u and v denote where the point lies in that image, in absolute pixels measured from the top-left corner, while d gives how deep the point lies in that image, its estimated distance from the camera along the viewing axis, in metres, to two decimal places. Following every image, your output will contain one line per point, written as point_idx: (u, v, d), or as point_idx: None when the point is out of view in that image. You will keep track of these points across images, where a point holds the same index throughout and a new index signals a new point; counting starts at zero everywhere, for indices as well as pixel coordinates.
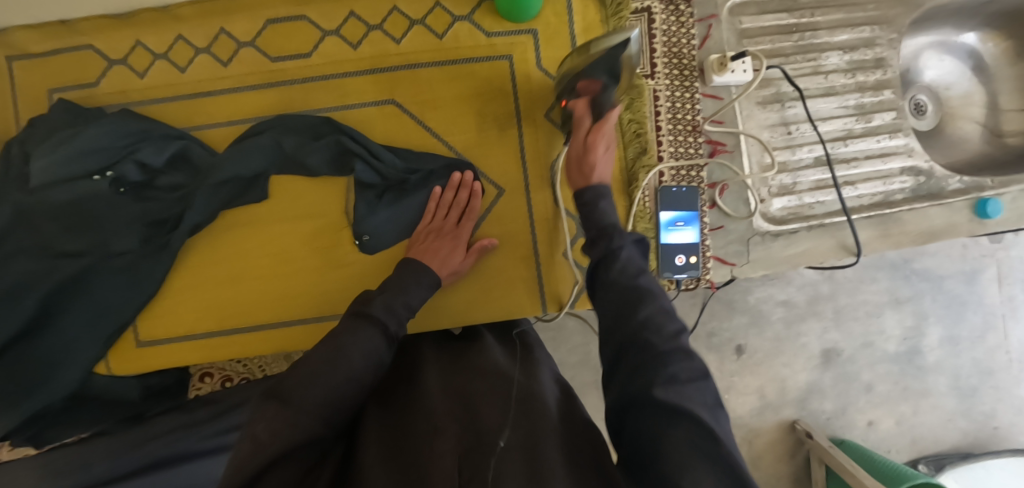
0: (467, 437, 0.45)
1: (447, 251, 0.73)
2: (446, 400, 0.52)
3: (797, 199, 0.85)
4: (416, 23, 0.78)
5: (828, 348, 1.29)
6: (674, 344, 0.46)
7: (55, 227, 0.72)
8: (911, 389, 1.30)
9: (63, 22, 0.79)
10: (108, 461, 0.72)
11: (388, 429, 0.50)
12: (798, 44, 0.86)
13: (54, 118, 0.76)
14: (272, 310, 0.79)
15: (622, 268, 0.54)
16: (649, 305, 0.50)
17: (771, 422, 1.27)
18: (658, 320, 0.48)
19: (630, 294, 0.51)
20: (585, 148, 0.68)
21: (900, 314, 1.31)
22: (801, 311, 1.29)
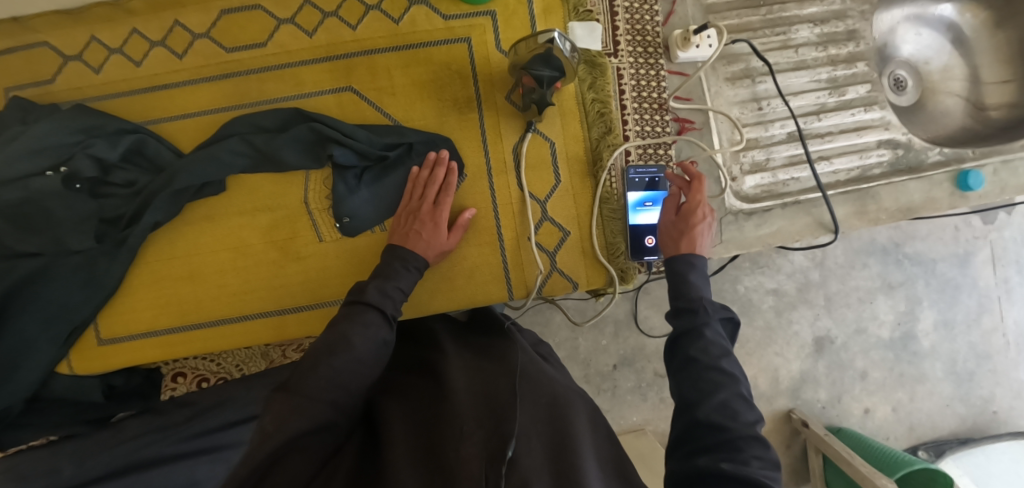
0: (493, 437, 0.43)
1: (430, 232, 0.70)
2: (469, 398, 0.50)
3: (771, 176, 0.83)
4: (372, 8, 0.77)
5: (820, 336, 1.26)
6: (752, 433, 0.47)
7: (10, 227, 0.71)
8: (906, 376, 1.27)
9: (15, 18, 0.77)
10: (76, 465, 0.71)
11: (413, 425, 0.49)
12: (766, 18, 0.84)
13: (8, 117, 0.75)
14: (232, 306, 0.77)
15: (705, 347, 0.54)
16: (727, 389, 0.51)
17: (765, 413, 1.24)
18: (734, 406, 0.50)
19: (708, 375, 0.51)
20: (679, 221, 0.67)
21: (892, 299, 1.28)
22: (791, 299, 1.26)
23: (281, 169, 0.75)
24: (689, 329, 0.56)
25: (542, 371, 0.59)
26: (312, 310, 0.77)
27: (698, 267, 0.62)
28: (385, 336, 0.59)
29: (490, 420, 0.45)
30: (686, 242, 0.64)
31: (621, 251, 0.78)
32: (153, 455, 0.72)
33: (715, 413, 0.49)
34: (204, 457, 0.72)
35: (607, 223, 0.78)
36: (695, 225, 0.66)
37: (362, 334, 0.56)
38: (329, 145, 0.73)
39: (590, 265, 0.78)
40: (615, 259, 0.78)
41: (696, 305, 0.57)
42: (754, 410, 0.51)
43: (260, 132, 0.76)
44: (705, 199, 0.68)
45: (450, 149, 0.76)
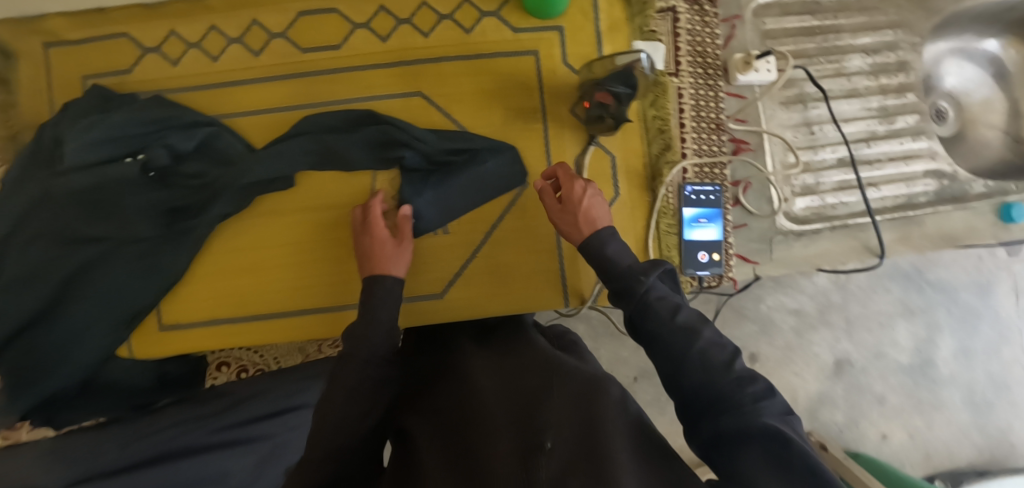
0: (527, 433, 0.43)
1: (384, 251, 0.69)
2: (500, 400, 0.51)
3: (820, 199, 0.86)
4: (445, 17, 0.80)
5: (840, 358, 1.27)
6: (734, 374, 0.48)
7: (80, 212, 0.74)
8: (924, 402, 1.28)
9: (100, 10, 0.80)
10: (115, 451, 0.69)
11: (445, 434, 0.50)
12: (820, 46, 0.87)
13: (86, 103, 0.77)
14: (292, 299, 0.79)
15: (657, 312, 0.54)
16: (701, 338, 0.51)
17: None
18: (710, 354, 0.50)
19: (674, 337, 0.52)
20: (566, 209, 0.67)
21: (913, 327, 1.29)
22: (813, 321, 1.28)
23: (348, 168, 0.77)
24: (629, 300, 0.57)
25: (572, 363, 0.60)
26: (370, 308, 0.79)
27: (610, 237, 0.63)
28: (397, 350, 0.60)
29: (518, 420, 0.46)
30: (584, 223, 0.65)
31: (674, 264, 0.80)
32: (184, 445, 0.70)
33: (696, 368, 0.49)
34: (232, 449, 0.71)
35: (664, 238, 0.80)
36: (581, 203, 0.66)
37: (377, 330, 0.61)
38: (400, 148, 0.75)
39: None
40: None
41: (626, 283, 0.58)
42: (731, 346, 0.51)
43: (330, 131, 0.77)
44: (569, 179, 0.69)
45: (512, 156, 0.77)
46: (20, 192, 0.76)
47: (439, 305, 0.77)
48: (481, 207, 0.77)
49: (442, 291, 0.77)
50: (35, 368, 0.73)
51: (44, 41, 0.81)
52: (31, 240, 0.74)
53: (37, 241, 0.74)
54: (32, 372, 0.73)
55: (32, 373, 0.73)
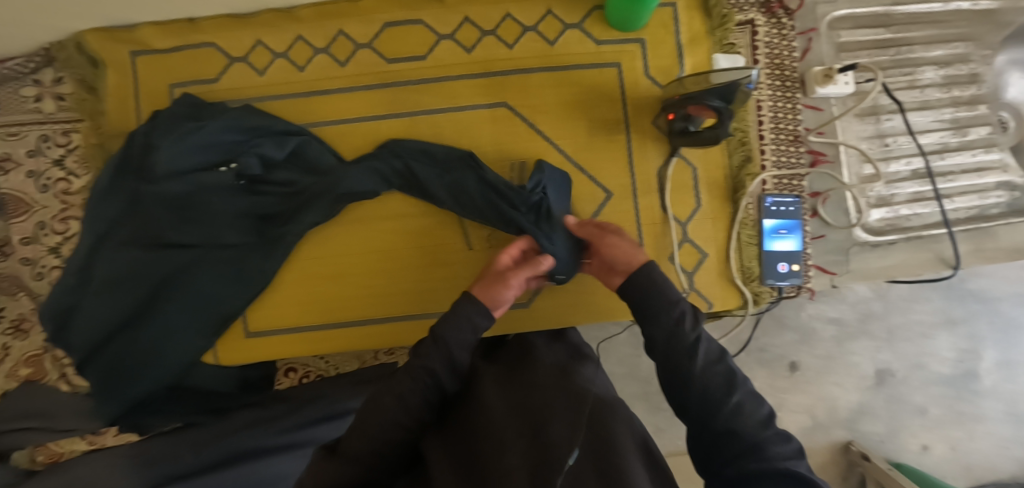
0: (534, 449, 0.45)
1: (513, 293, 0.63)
2: (507, 413, 0.53)
3: (894, 211, 0.86)
4: (529, 29, 0.81)
5: (881, 369, 1.11)
6: (767, 428, 0.49)
7: (172, 217, 0.74)
8: (965, 414, 1.10)
9: (190, 19, 0.80)
10: (194, 454, 0.73)
11: (457, 446, 0.52)
12: (894, 58, 0.87)
13: (179, 111, 0.77)
14: (377, 307, 0.79)
15: (705, 353, 0.53)
16: (739, 389, 0.51)
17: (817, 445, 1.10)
18: (745, 405, 0.50)
19: (716, 382, 0.51)
20: (602, 257, 0.63)
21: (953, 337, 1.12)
22: (853, 331, 1.11)
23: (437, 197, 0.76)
24: (670, 331, 0.54)
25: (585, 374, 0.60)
26: None
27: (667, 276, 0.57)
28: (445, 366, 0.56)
29: (532, 438, 0.47)
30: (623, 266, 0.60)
31: (754, 275, 0.80)
32: (252, 446, 0.73)
33: (733, 415, 0.50)
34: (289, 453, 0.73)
35: (744, 249, 0.81)
36: (615, 249, 0.62)
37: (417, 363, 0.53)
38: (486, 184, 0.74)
39: (725, 286, 0.81)
40: (749, 283, 0.81)
41: (661, 307, 0.55)
42: (765, 402, 0.52)
43: (428, 159, 0.77)
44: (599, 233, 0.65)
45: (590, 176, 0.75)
46: (114, 199, 0.77)
47: (525, 314, 0.78)
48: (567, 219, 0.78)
49: (528, 300, 0.78)
50: (127, 371, 0.75)
51: (129, 49, 0.81)
52: (124, 245, 0.76)
53: (129, 247, 0.75)
54: (125, 375, 0.75)
55: (124, 376, 0.75)
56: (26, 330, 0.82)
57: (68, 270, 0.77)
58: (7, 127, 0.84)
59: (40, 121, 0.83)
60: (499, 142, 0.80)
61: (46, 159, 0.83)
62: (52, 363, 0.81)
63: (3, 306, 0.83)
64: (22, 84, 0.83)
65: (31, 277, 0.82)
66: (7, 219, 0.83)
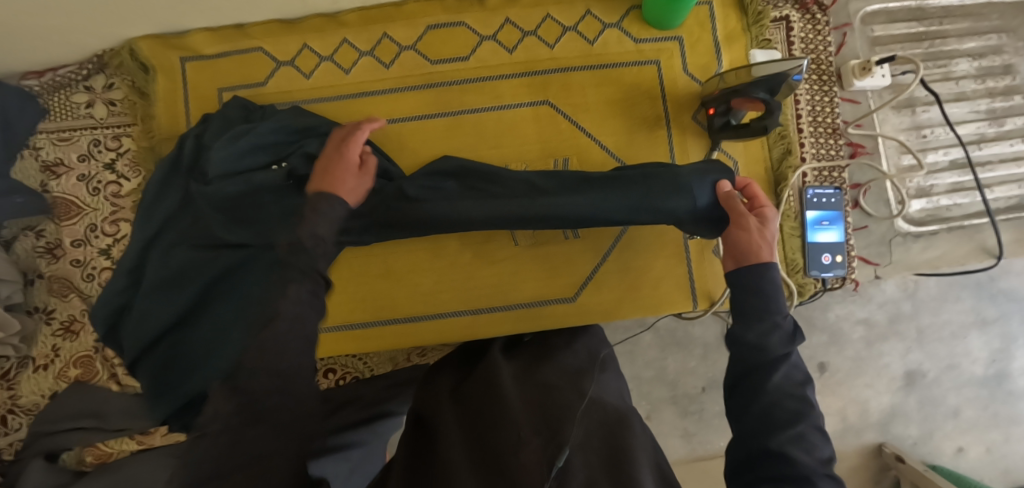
0: (552, 448, 0.41)
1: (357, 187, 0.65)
2: (526, 410, 0.49)
3: (934, 202, 0.87)
4: (569, 29, 0.83)
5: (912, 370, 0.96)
6: (826, 472, 0.42)
7: (223, 217, 0.75)
8: (1002, 417, 0.98)
9: (240, 26, 0.83)
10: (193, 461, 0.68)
11: (468, 431, 0.49)
12: (927, 51, 0.88)
13: (230, 113, 0.79)
14: (426, 305, 0.80)
15: (789, 373, 0.47)
16: (804, 421, 0.45)
17: (847, 449, 0.97)
18: (811, 439, 0.44)
19: (785, 403, 0.45)
20: (734, 233, 0.56)
21: (985, 335, 0.99)
22: (881, 331, 0.98)
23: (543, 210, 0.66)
24: (758, 341, 0.48)
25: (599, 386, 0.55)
26: (505, 311, 0.79)
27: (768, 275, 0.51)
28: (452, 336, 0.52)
29: (549, 439, 0.42)
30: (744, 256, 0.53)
31: (798, 266, 0.81)
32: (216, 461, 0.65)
33: (794, 437, 0.43)
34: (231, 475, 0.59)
35: (788, 241, 0.81)
36: (752, 235, 0.55)
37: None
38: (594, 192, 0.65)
39: None
40: (794, 275, 0.81)
41: (762, 313, 0.49)
42: (828, 445, 0.45)
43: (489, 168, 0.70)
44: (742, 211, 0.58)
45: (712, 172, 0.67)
46: (167, 200, 0.78)
47: (572, 308, 0.79)
48: None
49: (574, 295, 0.79)
50: (175, 372, 0.75)
51: (180, 55, 0.84)
52: (174, 246, 0.77)
53: (179, 247, 0.77)
54: (174, 376, 0.75)
55: (174, 377, 0.75)
56: (76, 331, 0.83)
57: (120, 271, 0.78)
58: (59, 132, 0.86)
59: (91, 126, 0.86)
60: (542, 140, 0.82)
61: (96, 163, 0.85)
62: (102, 363, 0.83)
63: (54, 308, 0.84)
64: (75, 91, 0.86)
65: (82, 279, 0.84)
66: (58, 222, 0.84)
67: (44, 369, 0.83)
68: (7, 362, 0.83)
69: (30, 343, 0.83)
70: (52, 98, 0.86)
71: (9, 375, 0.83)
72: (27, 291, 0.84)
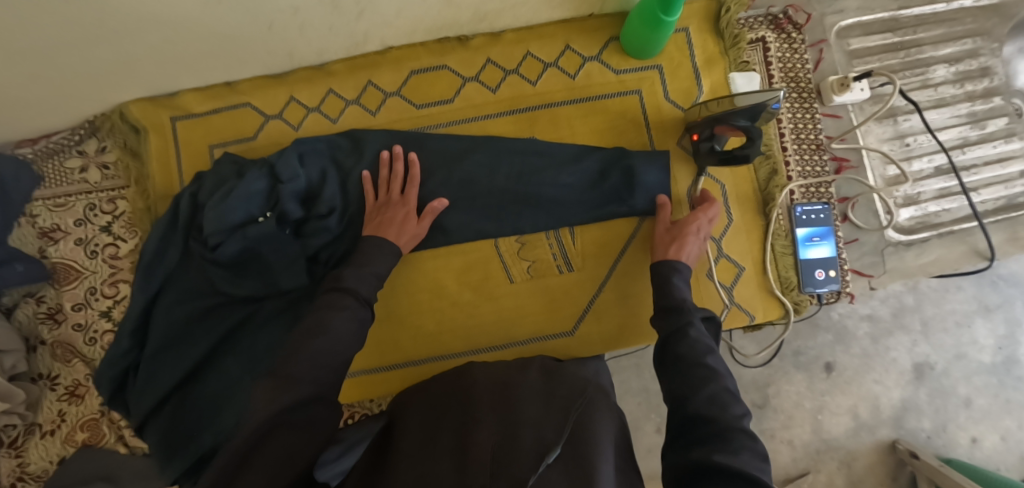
0: (505, 425, 0.52)
1: (399, 219, 0.74)
2: (490, 391, 0.60)
3: (922, 209, 0.88)
4: (550, 65, 0.84)
5: (919, 361, 0.92)
6: (739, 425, 0.49)
7: (225, 272, 0.77)
8: (1015, 403, 0.92)
9: (228, 83, 0.84)
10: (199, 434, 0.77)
11: (436, 416, 0.59)
12: (904, 60, 0.90)
13: (223, 170, 0.79)
14: (428, 347, 0.81)
15: (691, 344, 0.59)
16: (714, 384, 0.54)
17: (860, 447, 0.92)
18: (723, 399, 0.52)
19: (695, 371, 0.55)
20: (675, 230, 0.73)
21: (990, 322, 0.94)
22: (887, 325, 0.92)
23: (502, 203, 0.78)
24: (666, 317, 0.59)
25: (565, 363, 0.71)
26: (508, 347, 0.80)
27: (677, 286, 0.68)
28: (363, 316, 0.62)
29: (505, 425, 0.51)
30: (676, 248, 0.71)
31: (792, 284, 0.81)
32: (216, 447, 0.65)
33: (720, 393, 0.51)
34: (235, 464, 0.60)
35: (780, 259, 0.82)
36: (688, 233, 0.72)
37: (340, 317, 0.59)
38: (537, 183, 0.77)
39: (767, 299, 0.81)
40: (789, 293, 0.82)
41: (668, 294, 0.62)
42: (741, 404, 0.53)
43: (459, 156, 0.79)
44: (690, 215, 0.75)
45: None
46: (165, 260, 0.79)
47: (573, 341, 0.81)
48: (604, 245, 0.81)
49: (573, 327, 0.81)
50: (187, 427, 0.78)
51: (169, 114, 0.85)
52: (174, 303, 0.78)
53: (179, 305, 0.78)
54: (187, 431, 0.77)
55: (187, 431, 0.77)
56: (81, 395, 0.84)
57: (124, 331, 0.78)
58: (56, 198, 0.87)
59: (86, 191, 0.87)
60: None
61: (93, 226, 0.86)
62: (108, 426, 0.83)
63: (58, 374, 0.84)
64: (68, 156, 0.87)
65: (83, 343, 0.84)
66: (58, 287, 0.85)
67: (51, 435, 0.83)
68: (15, 430, 0.83)
69: (36, 411, 0.83)
70: (47, 164, 0.86)
71: (16, 443, 0.83)
72: (30, 358, 0.84)
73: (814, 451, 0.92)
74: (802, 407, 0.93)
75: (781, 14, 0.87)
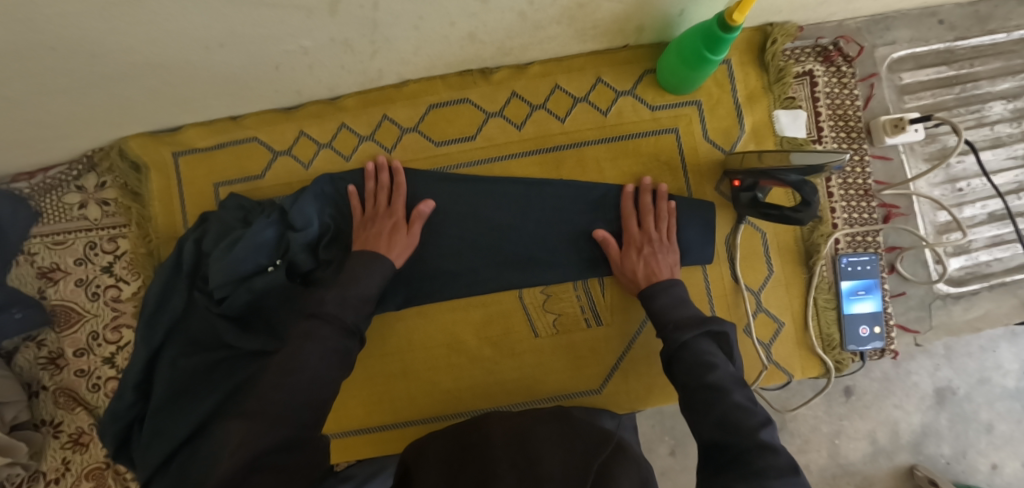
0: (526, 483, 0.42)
1: (387, 230, 0.71)
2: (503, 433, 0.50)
3: (974, 258, 0.83)
4: (580, 100, 0.78)
5: (940, 386, 0.87)
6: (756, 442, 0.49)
7: (232, 325, 0.73)
8: None
9: (233, 118, 0.79)
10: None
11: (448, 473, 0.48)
12: (959, 96, 0.83)
13: (228, 215, 0.74)
14: (447, 404, 0.77)
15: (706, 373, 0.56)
16: (721, 402, 0.53)
17: (878, 472, 0.87)
18: (733, 417, 0.52)
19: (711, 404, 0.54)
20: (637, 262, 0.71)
21: (1015, 346, 0.87)
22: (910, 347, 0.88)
23: (531, 255, 0.75)
24: (715, 387, 0.55)
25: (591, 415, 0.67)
26: (531, 405, 0.77)
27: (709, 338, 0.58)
28: (344, 345, 0.57)
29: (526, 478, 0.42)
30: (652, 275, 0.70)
31: (834, 341, 0.77)
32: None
33: (774, 480, 0.46)
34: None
35: (823, 314, 0.77)
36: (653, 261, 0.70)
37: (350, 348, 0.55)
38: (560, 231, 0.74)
39: (806, 357, 0.77)
40: (830, 350, 0.77)
41: (718, 363, 0.57)
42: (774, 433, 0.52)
43: (482, 202, 0.76)
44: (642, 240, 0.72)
45: (705, 232, 0.75)
46: (170, 310, 0.74)
47: (599, 399, 0.77)
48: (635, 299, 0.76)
49: (600, 385, 0.77)
50: None
51: (172, 150, 0.80)
52: (179, 356, 0.73)
53: (183, 358, 0.73)
54: None
55: None
56: (86, 444, 0.80)
57: (126, 385, 0.74)
58: (54, 235, 0.82)
59: (85, 228, 0.82)
60: None
61: (94, 266, 0.82)
62: (114, 477, 0.80)
63: (61, 421, 0.80)
64: (66, 192, 0.81)
65: (86, 389, 0.81)
66: (58, 331, 0.81)
67: (55, 483, 0.80)
68: (18, 477, 0.80)
69: (40, 458, 0.80)
70: (44, 200, 0.81)
71: None
72: (32, 404, 0.81)
73: (831, 476, 0.88)
74: (819, 431, 0.88)
75: (831, 46, 0.80)
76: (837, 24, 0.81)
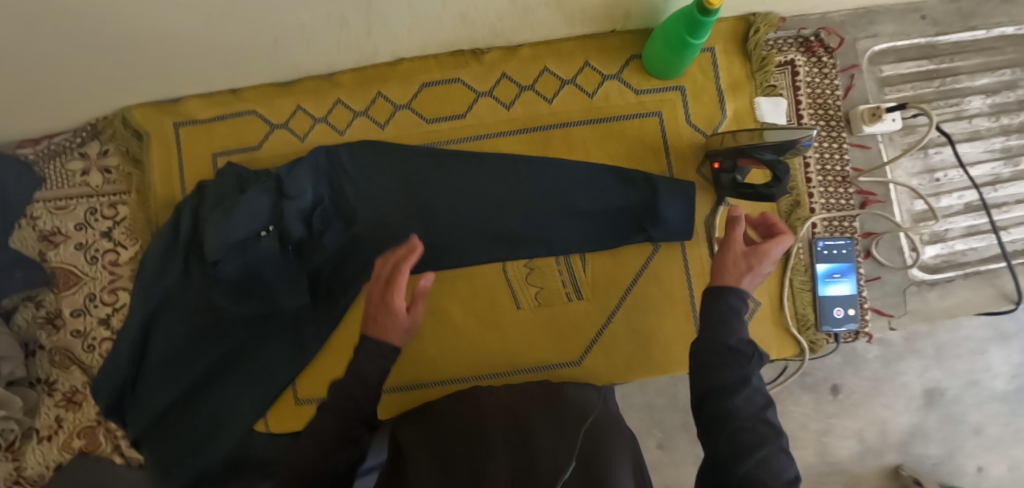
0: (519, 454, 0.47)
1: (384, 315, 0.58)
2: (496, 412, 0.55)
3: (949, 248, 0.85)
4: (567, 83, 0.81)
5: (930, 387, 0.86)
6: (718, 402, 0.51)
7: (224, 290, 0.75)
8: None
9: (232, 90, 0.82)
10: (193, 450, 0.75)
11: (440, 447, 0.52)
12: (939, 89, 0.85)
13: (225, 185, 0.77)
14: (431, 372, 0.79)
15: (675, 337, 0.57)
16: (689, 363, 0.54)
17: (864, 470, 0.86)
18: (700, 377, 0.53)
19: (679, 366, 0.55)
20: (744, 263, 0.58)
21: (1006, 350, 0.86)
22: (897, 349, 0.85)
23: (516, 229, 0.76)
24: None
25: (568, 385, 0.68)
26: (512, 375, 0.79)
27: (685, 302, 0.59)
28: None
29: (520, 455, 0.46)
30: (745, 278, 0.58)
31: (809, 321, 0.79)
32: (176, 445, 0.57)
33: None
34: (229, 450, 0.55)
35: (798, 295, 0.79)
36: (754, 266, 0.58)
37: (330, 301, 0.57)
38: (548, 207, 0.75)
39: (782, 336, 0.79)
40: (805, 331, 0.79)
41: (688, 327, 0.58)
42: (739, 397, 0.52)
43: (470, 177, 0.77)
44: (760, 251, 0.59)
45: (688, 209, 0.75)
46: (164, 276, 0.76)
47: (578, 371, 0.79)
48: (614, 276, 0.79)
49: (579, 358, 0.79)
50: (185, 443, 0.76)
51: (172, 120, 0.82)
52: (174, 319, 0.76)
53: (176, 321, 0.76)
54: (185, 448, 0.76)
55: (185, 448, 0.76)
56: (79, 402, 0.83)
57: (121, 346, 0.76)
58: (57, 200, 0.85)
59: (87, 194, 0.85)
60: None
61: (94, 231, 0.84)
62: (105, 434, 0.82)
63: (56, 379, 0.83)
64: (69, 159, 0.84)
65: (82, 349, 0.83)
66: (57, 291, 0.84)
67: (48, 440, 0.82)
68: (10, 434, 0.82)
69: (34, 416, 0.82)
70: (48, 166, 0.84)
71: (13, 447, 0.82)
72: (29, 363, 0.83)
73: (819, 475, 0.86)
74: (807, 429, 0.86)
75: (812, 37, 0.83)
76: (820, 16, 0.84)
